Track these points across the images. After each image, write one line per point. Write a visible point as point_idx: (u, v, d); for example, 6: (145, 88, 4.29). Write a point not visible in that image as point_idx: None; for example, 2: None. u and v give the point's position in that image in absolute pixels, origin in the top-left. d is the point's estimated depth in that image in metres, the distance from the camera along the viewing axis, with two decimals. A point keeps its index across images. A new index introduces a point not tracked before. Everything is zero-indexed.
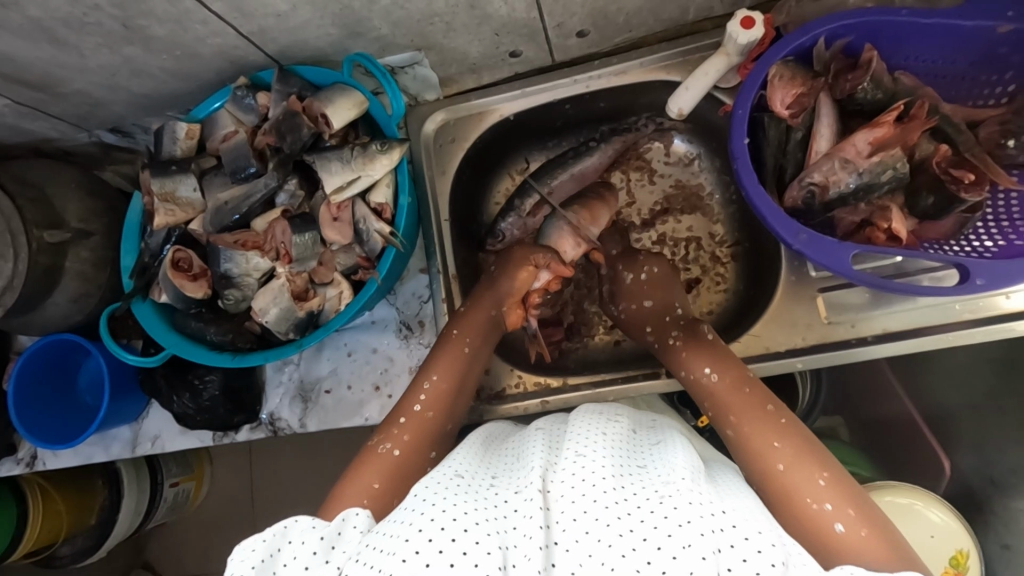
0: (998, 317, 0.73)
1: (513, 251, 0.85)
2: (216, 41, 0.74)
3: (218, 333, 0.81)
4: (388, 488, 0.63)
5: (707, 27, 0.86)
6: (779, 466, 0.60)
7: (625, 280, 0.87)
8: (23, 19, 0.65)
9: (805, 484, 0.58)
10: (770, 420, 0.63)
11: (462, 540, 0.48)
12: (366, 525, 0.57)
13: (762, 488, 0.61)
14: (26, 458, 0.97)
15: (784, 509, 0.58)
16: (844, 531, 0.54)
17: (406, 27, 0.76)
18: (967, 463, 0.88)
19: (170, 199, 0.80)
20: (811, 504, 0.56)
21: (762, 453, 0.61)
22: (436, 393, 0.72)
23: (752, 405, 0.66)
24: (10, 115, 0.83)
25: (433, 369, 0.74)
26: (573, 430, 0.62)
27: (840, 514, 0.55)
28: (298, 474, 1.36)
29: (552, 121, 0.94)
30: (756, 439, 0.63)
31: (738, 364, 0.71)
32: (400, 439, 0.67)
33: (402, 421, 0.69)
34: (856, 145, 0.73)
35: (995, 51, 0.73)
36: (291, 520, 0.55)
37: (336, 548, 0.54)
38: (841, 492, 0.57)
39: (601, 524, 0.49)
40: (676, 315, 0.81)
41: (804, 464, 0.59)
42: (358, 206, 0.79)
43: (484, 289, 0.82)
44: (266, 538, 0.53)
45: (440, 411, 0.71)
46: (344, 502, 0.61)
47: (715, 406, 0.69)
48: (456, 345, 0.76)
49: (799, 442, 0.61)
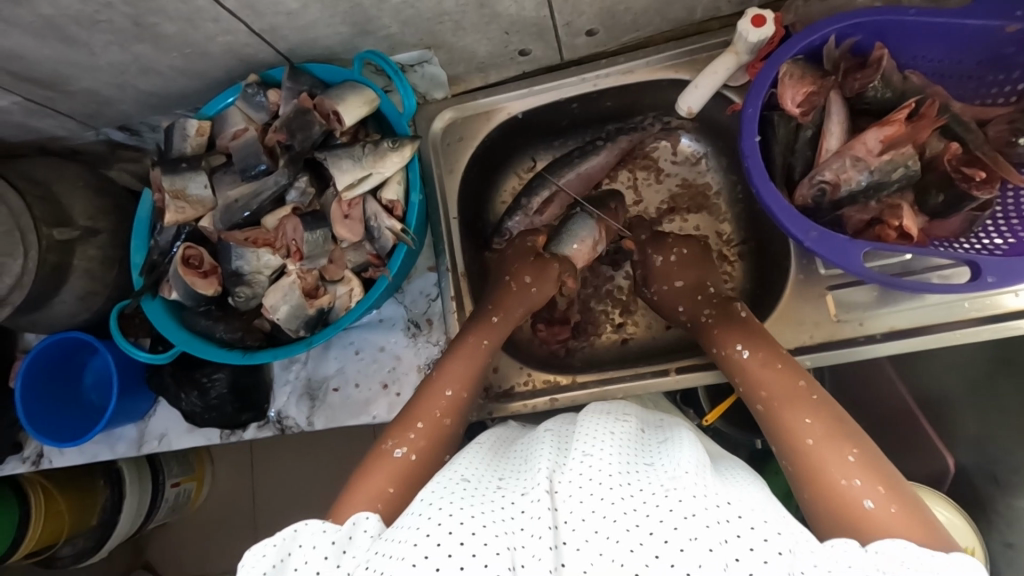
0: (1005, 316, 0.74)
1: (548, 265, 0.85)
2: (226, 40, 0.74)
3: (228, 331, 0.81)
4: (402, 494, 0.62)
5: (714, 27, 0.86)
6: (808, 441, 0.60)
7: (655, 262, 0.87)
8: (34, 16, 0.65)
9: (835, 459, 0.58)
10: (802, 396, 0.63)
11: (471, 542, 0.48)
12: (377, 529, 0.56)
13: (792, 465, 0.60)
14: (31, 457, 0.97)
15: (812, 484, 0.58)
16: (873, 507, 0.54)
17: (416, 26, 0.76)
18: (970, 463, 0.89)
19: (181, 196, 0.80)
20: (840, 481, 0.56)
21: (793, 427, 0.62)
22: (457, 401, 0.72)
23: (783, 383, 0.65)
24: (18, 113, 0.83)
25: (448, 381, 0.73)
26: (579, 432, 0.62)
27: (869, 490, 0.55)
28: (303, 476, 1.35)
29: (558, 121, 0.94)
30: (788, 416, 0.63)
31: (771, 342, 0.71)
32: (414, 444, 0.67)
33: (418, 426, 0.68)
34: (867, 143, 0.73)
35: (1003, 51, 0.73)
36: (301, 523, 0.54)
37: (347, 552, 0.54)
38: (870, 470, 0.56)
39: (608, 520, 0.50)
40: (709, 293, 0.81)
41: (834, 441, 0.59)
42: (369, 203, 0.78)
43: (515, 302, 0.82)
44: (276, 544, 0.54)
45: (457, 418, 0.71)
46: (356, 504, 0.60)
47: (746, 382, 0.69)
48: (475, 349, 0.76)
49: (830, 420, 0.60)
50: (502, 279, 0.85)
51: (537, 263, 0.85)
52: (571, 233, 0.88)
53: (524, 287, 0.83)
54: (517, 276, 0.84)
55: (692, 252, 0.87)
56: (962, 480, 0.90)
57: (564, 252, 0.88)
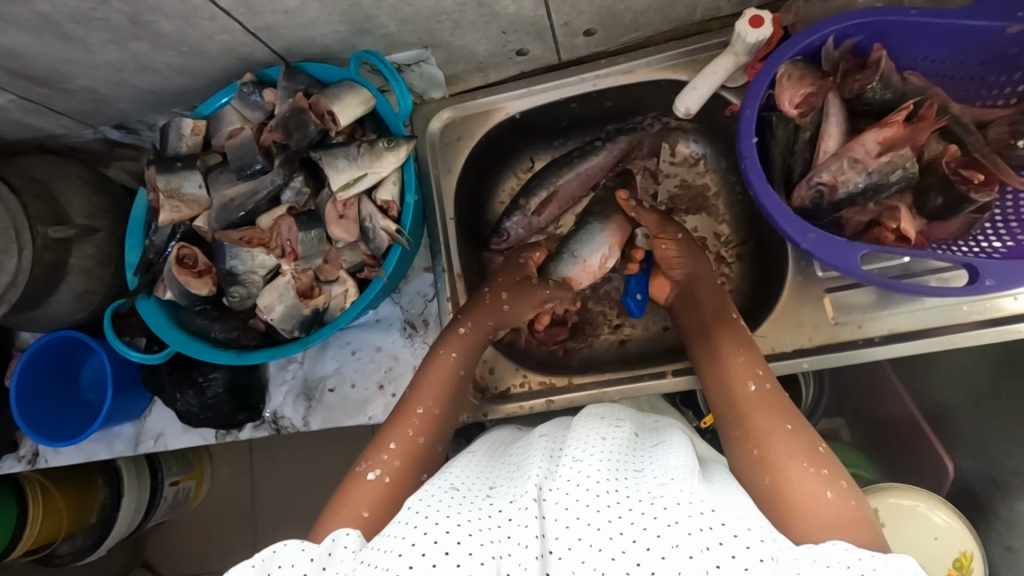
0: (1004, 319, 0.73)
1: (529, 291, 0.84)
2: (223, 38, 0.73)
3: (223, 331, 0.81)
4: (377, 518, 0.61)
5: (714, 27, 0.85)
6: (787, 426, 0.60)
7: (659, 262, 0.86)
8: (31, 13, 0.65)
9: (806, 450, 0.57)
10: (782, 392, 0.64)
11: (456, 552, 0.48)
12: (357, 544, 0.55)
13: (759, 450, 0.59)
14: (28, 455, 0.97)
15: (775, 471, 0.56)
16: (833, 498, 0.52)
17: (413, 25, 0.76)
18: (970, 469, 0.88)
19: (176, 195, 0.80)
20: (808, 467, 0.55)
21: (768, 419, 0.61)
22: (429, 419, 0.71)
23: (772, 374, 0.66)
24: (15, 111, 0.83)
25: (422, 398, 0.72)
26: (571, 438, 0.62)
27: (833, 482, 0.54)
28: (302, 477, 1.35)
29: (557, 121, 0.94)
30: (763, 408, 0.62)
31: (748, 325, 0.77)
32: (388, 465, 0.65)
33: (391, 447, 0.67)
34: (864, 145, 0.72)
35: (1005, 52, 0.72)
36: (279, 544, 0.54)
37: (327, 568, 0.53)
38: (835, 466, 0.56)
39: (592, 528, 0.49)
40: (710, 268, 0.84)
41: (808, 436, 0.58)
42: (364, 204, 0.78)
43: (491, 314, 0.81)
44: (254, 565, 0.53)
45: (431, 435, 0.70)
46: (331, 526, 0.59)
47: (741, 356, 0.69)
48: (450, 366, 0.75)
49: (801, 423, 0.60)
50: (481, 290, 0.84)
51: (520, 283, 0.84)
52: (574, 255, 0.89)
53: (497, 302, 0.82)
54: (496, 288, 0.83)
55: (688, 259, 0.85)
56: (961, 483, 0.90)
57: (566, 273, 0.89)
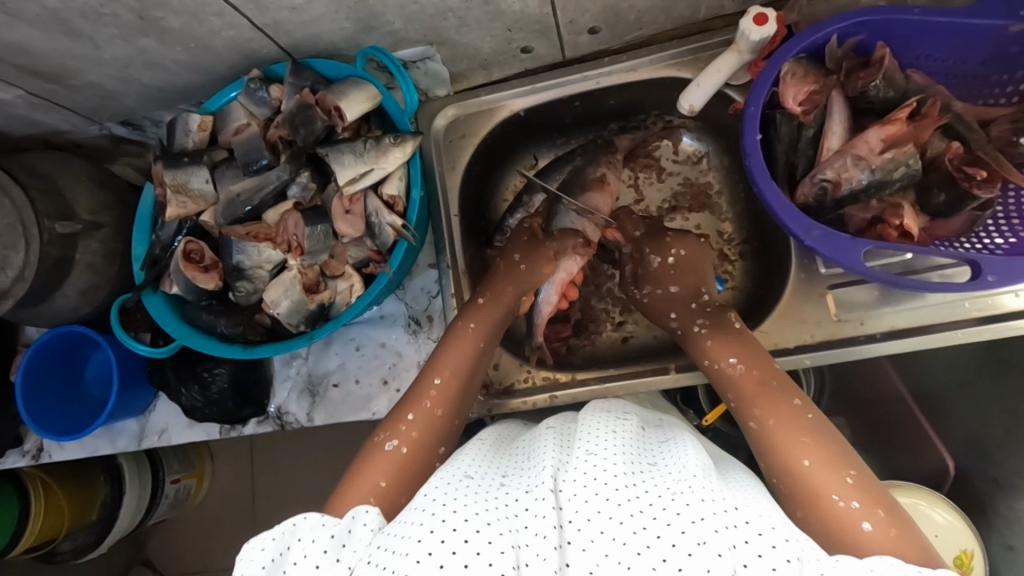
0: (1003, 316, 0.73)
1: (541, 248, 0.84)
2: (230, 34, 0.74)
3: (229, 326, 0.81)
4: (394, 487, 0.62)
5: (718, 25, 0.86)
6: (805, 462, 0.58)
7: (652, 264, 0.83)
8: (40, 9, 0.65)
9: (833, 482, 0.56)
10: (797, 415, 0.61)
11: (475, 540, 0.48)
12: (376, 522, 0.55)
13: (782, 483, 0.59)
14: (32, 450, 0.97)
15: (807, 506, 0.56)
16: (871, 529, 0.53)
17: (420, 22, 0.76)
18: (970, 467, 0.89)
19: (183, 190, 0.81)
20: (837, 501, 0.55)
21: (788, 449, 0.59)
22: (446, 389, 0.70)
23: (779, 403, 0.63)
24: (22, 106, 0.83)
25: (440, 368, 0.72)
26: (583, 429, 0.62)
27: (868, 513, 0.53)
28: (302, 476, 1.35)
29: (561, 118, 0.94)
30: (780, 437, 0.60)
31: (762, 355, 0.69)
32: (407, 437, 0.65)
33: (409, 418, 0.67)
34: (868, 142, 0.73)
35: (1007, 51, 0.73)
36: (300, 517, 0.55)
37: (347, 546, 0.54)
38: (868, 491, 0.55)
39: (614, 522, 0.50)
40: (704, 301, 0.78)
41: (830, 463, 0.57)
42: (370, 199, 0.79)
43: (506, 279, 0.81)
44: (275, 538, 0.54)
45: (449, 407, 0.69)
46: (352, 498, 0.60)
47: (739, 397, 0.66)
48: (469, 340, 0.75)
49: (820, 446, 0.58)
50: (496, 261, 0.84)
51: (531, 242, 0.85)
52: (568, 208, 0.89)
53: (513, 265, 0.82)
54: (509, 254, 0.84)
55: (690, 255, 0.83)
56: (962, 482, 0.90)
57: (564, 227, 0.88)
